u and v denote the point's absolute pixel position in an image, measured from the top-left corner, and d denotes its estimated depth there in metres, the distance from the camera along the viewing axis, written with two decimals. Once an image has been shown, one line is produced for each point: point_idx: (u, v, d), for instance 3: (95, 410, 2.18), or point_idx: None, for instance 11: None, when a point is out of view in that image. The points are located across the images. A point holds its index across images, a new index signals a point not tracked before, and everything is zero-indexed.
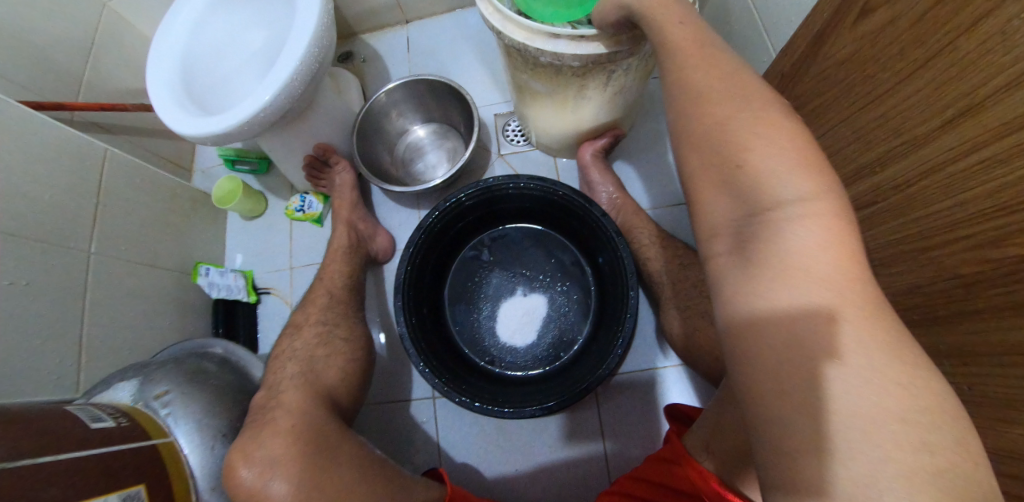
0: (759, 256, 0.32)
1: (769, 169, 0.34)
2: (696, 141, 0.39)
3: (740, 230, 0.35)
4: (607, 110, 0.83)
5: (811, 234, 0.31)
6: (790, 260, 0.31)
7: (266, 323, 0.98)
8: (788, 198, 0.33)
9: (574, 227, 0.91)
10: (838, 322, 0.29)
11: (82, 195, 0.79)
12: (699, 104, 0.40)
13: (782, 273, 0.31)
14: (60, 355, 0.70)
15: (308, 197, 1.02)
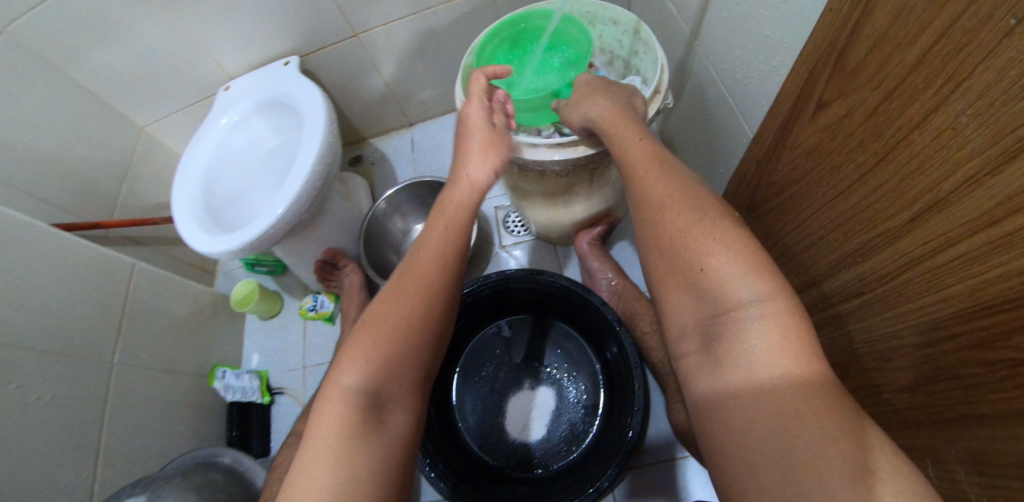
0: (724, 355, 0.39)
1: (739, 285, 0.39)
2: (669, 255, 0.44)
3: (706, 331, 0.41)
4: (596, 201, 0.85)
5: (764, 337, 0.37)
6: (752, 362, 0.37)
7: (279, 424, 0.99)
8: (748, 300, 0.39)
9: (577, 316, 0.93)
10: (802, 418, 0.33)
11: (109, 308, 0.84)
12: (676, 237, 0.43)
13: (743, 375, 0.37)
14: (77, 469, 0.72)
15: (320, 296, 1.06)
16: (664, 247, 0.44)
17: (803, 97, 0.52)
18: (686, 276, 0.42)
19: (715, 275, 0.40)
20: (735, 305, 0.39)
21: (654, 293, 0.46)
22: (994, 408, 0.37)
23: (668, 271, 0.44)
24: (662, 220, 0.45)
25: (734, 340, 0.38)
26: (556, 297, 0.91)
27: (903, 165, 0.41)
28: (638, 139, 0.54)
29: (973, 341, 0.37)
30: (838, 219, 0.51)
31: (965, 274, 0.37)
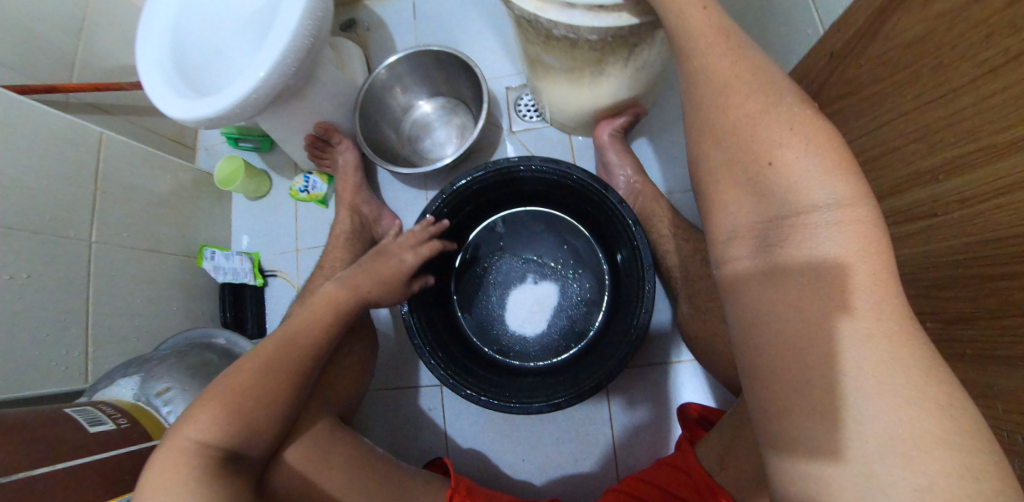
0: (781, 263, 0.34)
1: (816, 188, 0.33)
2: (723, 142, 0.39)
3: (765, 234, 0.35)
4: (626, 86, 0.75)
5: (839, 241, 0.32)
6: (812, 270, 0.32)
7: (273, 304, 0.99)
8: (823, 202, 0.33)
9: (591, 213, 0.87)
10: (841, 345, 0.30)
11: (80, 181, 0.77)
12: (745, 131, 0.38)
13: (814, 284, 0.32)
14: (65, 348, 0.70)
15: (312, 177, 1.00)
16: (724, 142, 0.39)
17: None
18: (749, 170, 0.37)
19: (786, 173, 0.35)
20: (807, 206, 0.33)
21: (704, 191, 0.42)
22: None
23: (727, 162, 0.39)
24: (732, 102, 0.39)
25: (800, 248, 0.33)
26: (568, 192, 0.84)
27: (993, 94, 0.36)
28: (701, 7, 0.43)
29: None
30: (910, 142, 0.45)
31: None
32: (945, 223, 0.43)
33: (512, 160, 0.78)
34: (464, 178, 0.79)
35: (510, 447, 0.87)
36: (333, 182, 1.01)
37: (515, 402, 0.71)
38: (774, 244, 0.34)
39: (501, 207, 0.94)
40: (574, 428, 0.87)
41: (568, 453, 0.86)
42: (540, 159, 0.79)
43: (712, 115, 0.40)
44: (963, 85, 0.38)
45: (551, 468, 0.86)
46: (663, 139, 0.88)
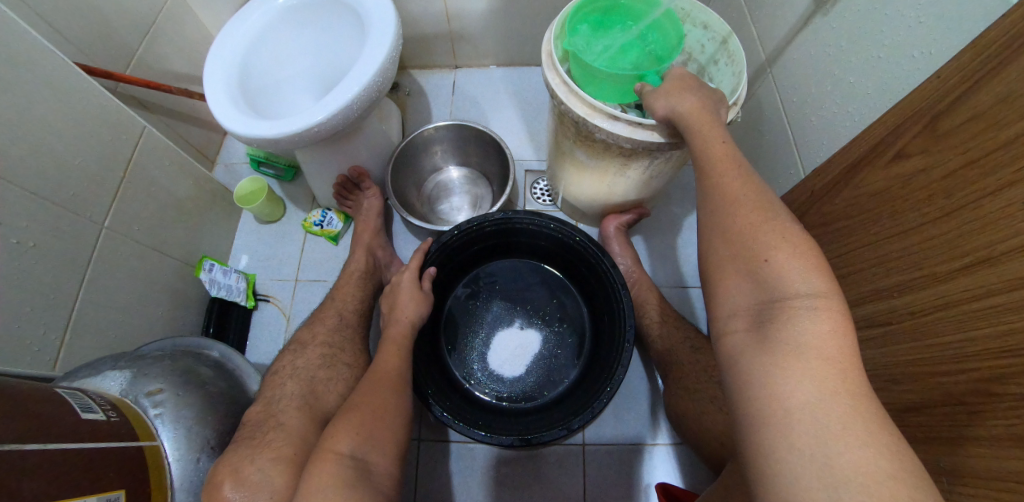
0: (772, 336, 0.37)
1: (799, 280, 0.38)
2: (729, 237, 0.44)
3: (759, 313, 0.39)
4: (637, 189, 0.88)
5: (817, 323, 0.36)
6: (800, 346, 0.35)
7: (259, 331, 0.92)
8: (804, 292, 0.38)
9: (579, 267, 0.88)
10: (826, 421, 0.32)
11: (111, 165, 0.76)
12: (745, 236, 0.42)
13: (793, 353, 0.35)
14: (44, 327, 0.65)
15: (330, 213, 0.97)
16: (726, 242, 0.44)
17: (881, 146, 0.58)
18: (748, 265, 0.41)
19: (773, 275, 0.39)
20: (790, 295, 0.38)
21: (707, 283, 0.45)
22: (989, 432, 0.43)
23: (729, 257, 0.43)
24: (733, 215, 0.45)
25: (786, 324, 0.37)
26: (567, 251, 0.87)
27: (937, 234, 0.50)
28: (721, 143, 0.52)
29: (983, 377, 0.44)
30: (872, 265, 0.59)
31: (962, 328, 0.47)
32: (901, 331, 0.55)
33: (520, 214, 0.83)
34: (477, 219, 0.83)
35: None
36: (350, 222, 0.98)
37: (486, 433, 0.70)
38: (767, 321, 0.38)
39: (495, 254, 0.95)
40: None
41: None
42: (548, 217, 0.83)
43: (723, 220, 0.45)
44: (914, 226, 0.53)
45: None
46: (661, 239, 1.00)
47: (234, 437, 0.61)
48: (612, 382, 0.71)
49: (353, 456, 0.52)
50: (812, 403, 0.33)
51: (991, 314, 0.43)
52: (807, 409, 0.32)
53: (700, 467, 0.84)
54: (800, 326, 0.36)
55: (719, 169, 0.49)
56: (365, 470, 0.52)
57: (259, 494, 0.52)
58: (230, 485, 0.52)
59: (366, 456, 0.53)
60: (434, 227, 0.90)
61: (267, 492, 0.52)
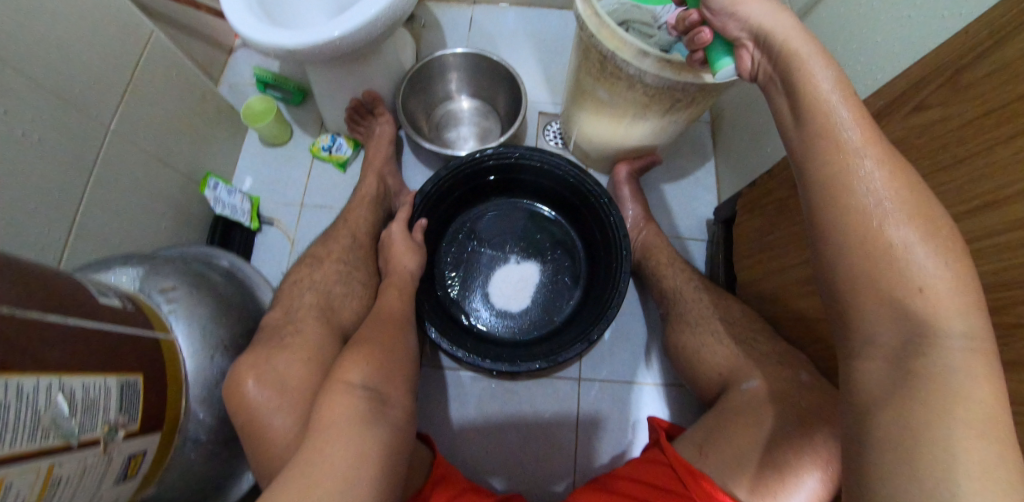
0: (922, 378, 0.31)
1: (951, 318, 0.31)
2: (862, 244, 0.34)
3: (901, 354, 0.33)
4: (654, 135, 0.88)
5: (977, 387, 0.30)
6: (952, 392, 0.30)
7: (263, 253, 0.90)
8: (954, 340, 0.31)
9: (561, 191, 0.89)
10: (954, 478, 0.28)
11: (117, 68, 0.73)
12: (889, 250, 0.33)
13: (951, 411, 0.30)
14: (49, 226, 0.64)
15: (339, 139, 0.95)
16: (839, 205, 0.35)
17: (905, 96, 0.59)
18: (894, 299, 0.33)
19: (892, 263, 0.33)
20: (936, 328, 0.31)
21: (833, 300, 0.36)
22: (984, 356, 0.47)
23: (865, 284, 0.34)
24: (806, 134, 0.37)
25: (933, 366, 0.31)
26: (552, 179, 0.87)
27: (949, 182, 0.52)
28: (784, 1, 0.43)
29: (981, 307, 0.48)
30: None
31: (963, 269, 0.50)
32: None
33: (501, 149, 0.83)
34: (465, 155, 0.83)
35: (473, 439, 0.85)
36: (358, 149, 0.96)
37: (505, 365, 0.74)
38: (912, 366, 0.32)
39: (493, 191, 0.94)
40: (542, 431, 0.85)
41: (530, 450, 0.84)
42: (526, 149, 0.84)
43: (834, 174, 0.35)
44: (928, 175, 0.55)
45: (508, 461, 0.84)
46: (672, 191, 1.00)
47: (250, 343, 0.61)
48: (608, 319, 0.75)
49: (365, 385, 0.53)
50: (951, 475, 0.28)
51: (994, 254, 0.47)
52: (945, 475, 0.28)
53: (687, 399, 0.88)
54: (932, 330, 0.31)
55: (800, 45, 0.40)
56: (378, 399, 0.53)
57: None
58: (252, 380, 0.55)
59: (378, 387, 0.54)
60: (444, 151, 0.88)
61: (288, 389, 0.55)
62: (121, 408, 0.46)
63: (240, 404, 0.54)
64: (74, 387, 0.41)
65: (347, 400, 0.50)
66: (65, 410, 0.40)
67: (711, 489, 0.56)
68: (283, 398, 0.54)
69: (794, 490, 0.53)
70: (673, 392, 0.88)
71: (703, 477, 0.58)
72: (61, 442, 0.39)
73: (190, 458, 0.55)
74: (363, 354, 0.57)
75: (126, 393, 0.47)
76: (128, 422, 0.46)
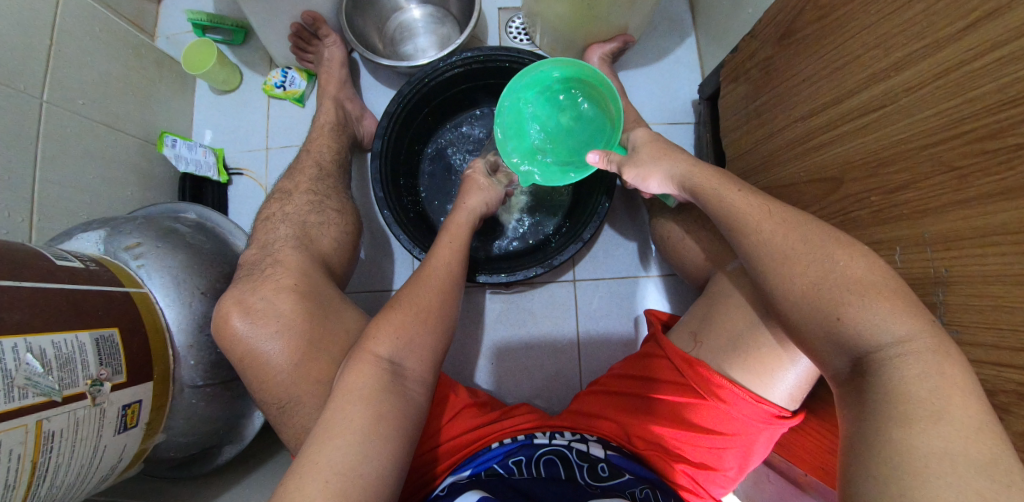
0: (874, 398, 0.37)
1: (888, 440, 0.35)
2: (808, 336, 0.42)
3: (857, 366, 0.39)
4: (623, 10, 0.76)
5: (917, 366, 0.36)
6: (907, 401, 0.35)
7: (238, 205, 0.89)
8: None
9: None
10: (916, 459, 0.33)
11: (31, 31, 0.67)
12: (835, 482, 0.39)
13: (903, 407, 0.35)
14: (8, 209, 0.62)
15: (290, 72, 0.89)
16: (741, 230, 0.46)
17: None
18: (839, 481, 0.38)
19: (781, 266, 0.43)
20: (873, 346, 0.38)
21: None
22: (978, 190, 0.42)
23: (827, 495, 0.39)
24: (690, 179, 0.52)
25: (885, 377, 0.37)
26: None
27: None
28: None
29: (977, 137, 0.41)
30: (867, 52, 0.53)
31: (953, 97, 0.43)
32: (883, 116, 0.51)
33: (453, 59, 0.77)
34: (421, 73, 0.78)
35: (480, 355, 0.86)
36: (314, 80, 0.91)
37: (506, 275, 0.75)
38: (862, 373, 0.39)
39: (464, 106, 0.89)
40: (546, 338, 0.87)
41: (536, 357, 0.86)
42: (483, 51, 0.77)
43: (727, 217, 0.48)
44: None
45: (517, 370, 0.86)
46: (650, 72, 0.92)
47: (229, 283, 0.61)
48: (596, 215, 0.74)
49: (391, 359, 0.52)
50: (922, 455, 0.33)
51: (990, 71, 0.40)
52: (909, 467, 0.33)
53: (686, 287, 0.87)
54: (831, 298, 0.40)
55: None
56: (399, 374, 0.52)
57: (268, 318, 0.54)
58: (239, 315, 0.54)
59: (401, 360, 0.53)
60: (405, 65, 0.82)
61: (282, 314, 0.55)
62: (101, 362, 0.46)
63: (233, 340, 0.54)
64: (42, 346, 0.41)
65: (368, 373, 0.51)
66: (38, 368, 0.40)
67: (709, 375, 0.57)
68: (276, 323, 0.54)
69: (789, 369, 0.54)
70: (673, 280, 0.88)
71: (699, 364, 0.59)
72: (44, 398, 0.40)
73: (192, 403, 0.56)
74: (387, 325, 0.55)
75: (103, 346, 0.47)
76: (112, 375, 0.47)
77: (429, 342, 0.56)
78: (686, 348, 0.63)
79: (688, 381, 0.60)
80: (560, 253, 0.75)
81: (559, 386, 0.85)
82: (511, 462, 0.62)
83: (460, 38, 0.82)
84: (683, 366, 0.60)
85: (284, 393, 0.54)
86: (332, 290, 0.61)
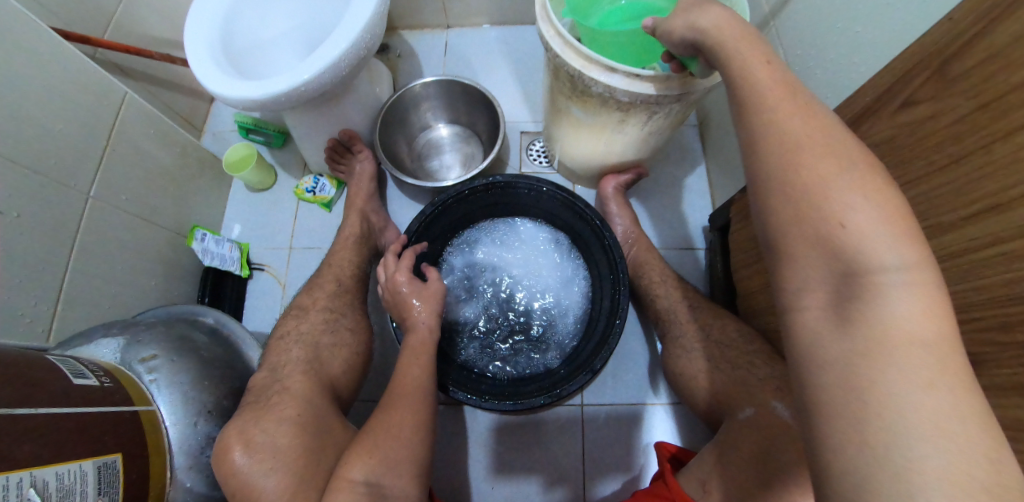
0: None
1: None
2: None
3: None
4: (635, 148, 0.84)
5: None
6: None
7: (255, 300, 0.92)
8: None
9: (553, 216, 0.87)
10: None
11: (92, 134, 0.73)
12: None
13: None
14: (35, 300, 0.64)
15: (322, 179, 0.96)
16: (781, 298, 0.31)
17: (888, 94, 0.56)
18: None
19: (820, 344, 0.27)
20: None
21: None
22: (993, 379, 0.43)
23: None
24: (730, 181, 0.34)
25: None
26: (542, 203, 0.86)
27: (942, 184, 0.48)
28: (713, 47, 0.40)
29: (989, 326, 0.43)
30: None
31: (964, 281, 0.46)
32: None
33: (479, 184, 0.81)
34: (444, 195, 0.81)
35: (484, 476, 0.83)
36: (343, 187, 0.97)
37: (518, 402, 0.71)
38: None
39: (485, 220, 0.92)
40: (549, 462, 0.83)
41: (539, 484, 0.82)
42: (510, 176, 0.82)
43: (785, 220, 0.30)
44: (919, 176, 0.51)
45: (520, 498, 0.81)
46: (659, 200, 0.98)
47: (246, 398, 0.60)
48: (607, 346, 0.72)
49: (366, 481, 0.52)
50: None
51: (991, 267, 0.42)
52: None
53: (696, 423, 0.85)
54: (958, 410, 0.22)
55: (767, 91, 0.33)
56: (380, 496, 0.51)
57: (264, 453, 0.53)
58: (240, 449, 0.53)
59: (380, 480, 0.52)
60: (428, 183, 0.86)
61: (279, 449, 0.53)
62: (99, 491, 0.45)
63: (229, 473, 0.52)
64: (47, 479, 0.40)
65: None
66: None
67: None
68: (272, 459, 0.52)
69: None
70: (684, 411, 0.86)
71: None
72: None
73: None
74: (362, 448, 0.54)
75: (104, 475, 0.45)
76: None
77: (409, 462, 0.55)
78: (696, 495, 0.58)
79: None
80: (571, 383, 0.72)
81: None
82: None
83: (484, 161, 0.88)
84: None
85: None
86: (332, 418, 0.60)
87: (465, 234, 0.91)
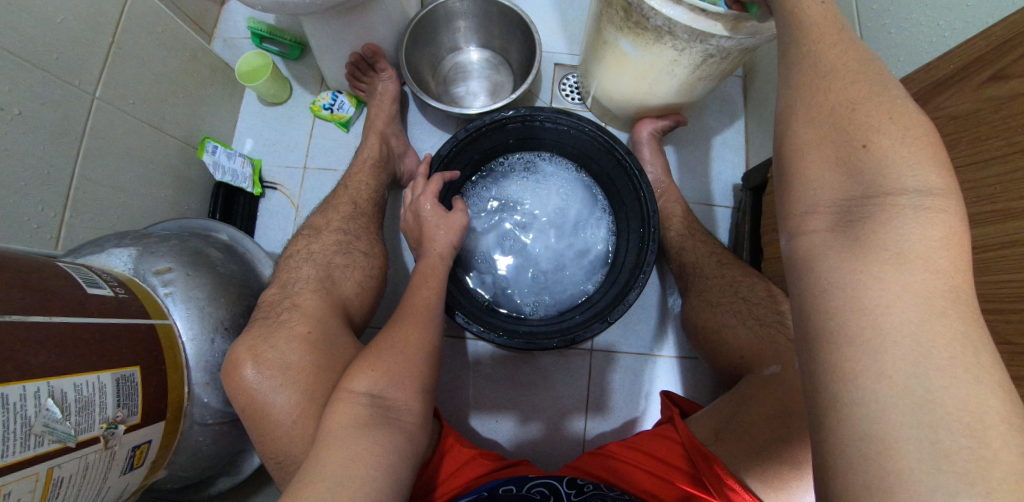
0: None
1: None
2: None
3: None
4: (680, 93, 0.78)
5: None
6: None
7: (267, 218, 0.90)
8: None
9: (589, 158, 0.83)
10: None
11: (95, 27, 0.67)
12: None
13: None
14: (41, 204, 0.61)
15: (341, 96, 0.90)
16: (831, 255, 0.29)
17: (979, 63, 0.50)
18: None
19: (872, 298, 0.26)
20: None
21: None
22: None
23: None
24: (788, 126, 0.34)
25: None
26: (580, 144, 0.81)
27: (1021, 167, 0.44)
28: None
29: None
30: None
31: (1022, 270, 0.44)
32: None
33: (517, 114, 0.76)
34: (479, 122, 0.76)
35: (489, 410, 0.85)
36: (362, 107, 0.91)
37: (531, 341, 0.71)
38: None
39: (515, 155, 0.88)
40: (553, 401, 0.85)
41: (542, 420, 0.84)
42: (551, 110, 0.76)
43: (861, 180, 0.29)
44: (993, 156, 0.47)
45: (524, 432, 0.84)
46: (694, 151, 0.93)
47: (259, 311, 0.59)
48: (626, 300, 0.71)
49: (369, 394, 0.50)
50: None
51: None
52: None
53: (702, 374, 0.86)
54: (977, 390, 0.23)
55: (847, 46, 0.34)
56: (383, 408, 0.49)
57: (276, 371, 0.53)
58: (250, 365, 0.53)
59: (382, 393, 0.50)
60: (454, 109, 0.81)
61: (289, 368, 0.53)
62: (118, 403, 0.45)
63: (240, 390, 0.52)
64: (64, 390, 0.40)
65: (349, 411, 0.48)
66: (57, 413, 0.39)
67: (724, 474, 0.51)
68: (283, 376, 0.53)
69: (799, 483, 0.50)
70: (690, 364, 0.87)
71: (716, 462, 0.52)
72: (58, 445, 0.39)
73: (199, 440, 0.56)
74: (369, 362, 0.53)
75: (122, 386, 0.46)
76: (128, 416, 0.46)
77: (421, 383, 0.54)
78: (702, 438, 0.57)
79: (698, 473, 0.53)
80: (587, 328, 0.71)
81: (559, 453, 0.83)
82: (499, 489, 0.55)
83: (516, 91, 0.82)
84: (699, 459, 0.53)
85: (281, 451, 0.52)
86: (347, 338, 0.59)
87: (493, 167, 0.87)
